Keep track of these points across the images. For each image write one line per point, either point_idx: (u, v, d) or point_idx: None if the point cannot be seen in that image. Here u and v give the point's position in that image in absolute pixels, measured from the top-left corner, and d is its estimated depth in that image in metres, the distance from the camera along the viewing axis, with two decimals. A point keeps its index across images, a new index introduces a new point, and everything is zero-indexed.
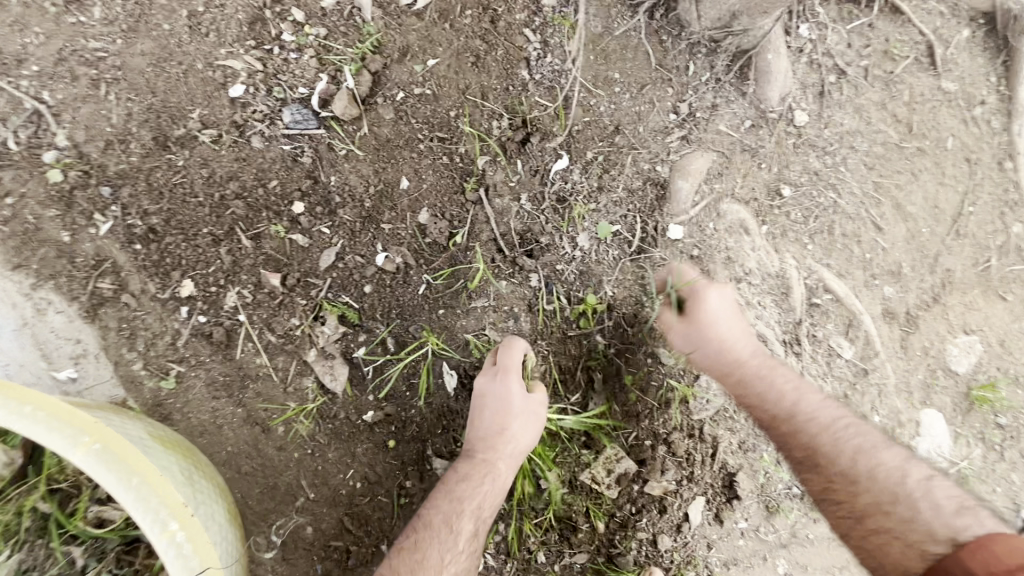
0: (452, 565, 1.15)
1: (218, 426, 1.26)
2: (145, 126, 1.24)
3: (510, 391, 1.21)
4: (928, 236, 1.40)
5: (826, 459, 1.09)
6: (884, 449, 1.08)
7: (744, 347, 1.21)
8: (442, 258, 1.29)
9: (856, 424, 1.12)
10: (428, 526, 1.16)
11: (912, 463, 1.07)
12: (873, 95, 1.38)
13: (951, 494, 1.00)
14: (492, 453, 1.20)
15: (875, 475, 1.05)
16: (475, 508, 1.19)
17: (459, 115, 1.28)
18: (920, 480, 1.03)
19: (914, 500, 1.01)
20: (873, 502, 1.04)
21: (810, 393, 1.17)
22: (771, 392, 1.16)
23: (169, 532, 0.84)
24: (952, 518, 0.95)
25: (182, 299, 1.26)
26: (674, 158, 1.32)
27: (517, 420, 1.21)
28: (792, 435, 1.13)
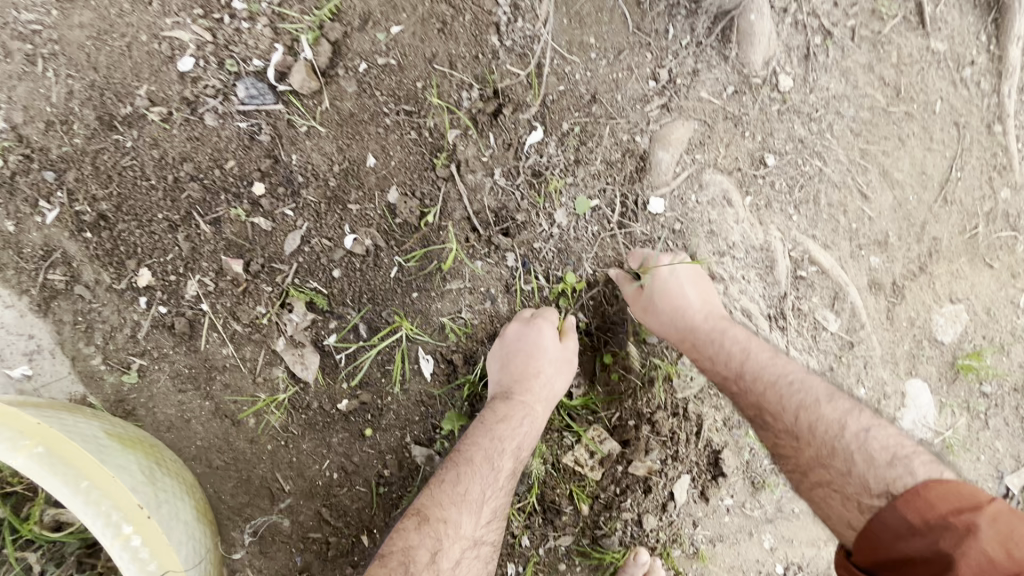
0: (491, 502, 1.14)
1: (186, 420, 1.21)
2: (88, 105, 1.15)
3: (547, 333, 1.19)
4: (915, 204, 1.36)
5: (772, 416, 1.07)
6: (827, 402, 1.04)
7: (693, 310, 1.19)
8: (414, 239, 1.23)
9: (801, 379, 1.09)
10: (469, 462, 1.12)
11: (852, 415, 1.02)
12: (859, 57, 1.32)
13: (887, 444, 0.97)
14: (530, 393, 1.17)
15: (816, 432, 1.02)
16: (515, 447, 1.16)
17: (426, 86, 1.21)
18: (857, 433, 0.99)
19: (851, 454, 0.98)
20: (815, 458, 1.01)
21: (758, 350, 1.15)
22: (721, 353, 1.15)
23: (123, 536, 0.80)
24: (884, 470, 0.93)
25: (140, 289, 1.19)
26: (653, 128, 1.27)
27: (554, 362, 1.19)
28: (740, 393, 1.12)
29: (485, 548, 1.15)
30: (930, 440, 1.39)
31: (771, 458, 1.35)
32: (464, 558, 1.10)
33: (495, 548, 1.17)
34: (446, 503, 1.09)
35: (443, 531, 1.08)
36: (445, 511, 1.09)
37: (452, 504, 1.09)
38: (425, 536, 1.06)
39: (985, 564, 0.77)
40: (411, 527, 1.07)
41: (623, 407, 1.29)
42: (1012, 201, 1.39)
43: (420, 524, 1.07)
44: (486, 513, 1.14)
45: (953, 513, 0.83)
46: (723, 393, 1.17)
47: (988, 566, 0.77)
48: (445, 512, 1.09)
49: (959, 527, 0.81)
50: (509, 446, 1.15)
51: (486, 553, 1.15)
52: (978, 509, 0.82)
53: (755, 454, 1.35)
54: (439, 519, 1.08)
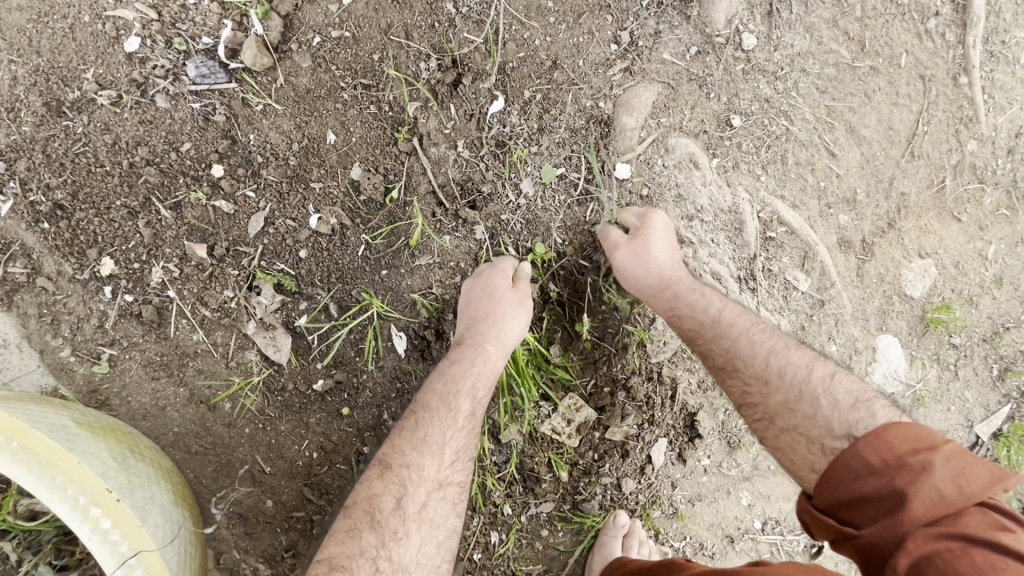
0: (453, 444, 1.12)
1: (161, 408, 1.21)
2: (34, 91, 1.12)
3: (498, 280, 1.18)
4: (882, 160, 1.36)
5: (742, 362, 1.08)
6: (795, 350, 1.06)
7: (674, 266, 1.19)
8: (380, 216, 1.22)
9: (771, 329, 1.11)
10: (425, 408, 1.12)
11: (819, 361, 1.04)
12: (823, 12, 1.31)
13: (852, 388, 0.97)
14: (480, 335, 1.15)
15: (784, 375, 1.02)
16: (471, 388, 1.13)
17: (383, 59, 1.19)
18: (824, 376, 1.00)
19: (816, 396, 0.98)
20: (781, 402, 1.01)
21: (735, 306, 1.17)
22: (699, 303, 1.16)
23: (92, 519, 0.81)
24: (848, 412, 0.93)
25: (103, 279, 1.18)
26: (617, 92, 1.25)
27: (504, 303, 1.16)
28: (714, 342, 1.12)
29: (453, 491, 1.12)
30: (900, 392, 1.42)
31: None
32: (431, 501, 1.09)
33: (464, 491, 1.14)
34: (408, 448, 1.09)
35: (406, 477, 1.07)
36: (407, 457, 1.09)
37: (414, 450, 1.09)
38: (387, 482, 1.06)
39: (936, 501, 0.77)
40: (374, 475, 1.07)
41: (598, 374, 1.30)
42: (979, 153, 1.39)
43: (383, 472, 1.07)
44: (449, 455, 1.12)
45: (910, 453, 0.81)
46: (692, 343, 1.16)
47: (939, 502, 0.77)
48: (407, 457, 1.09)
49: (915, 464, 0.80)
50: (463, 387, 1.13)
51: (454, 495, 1.12)
52: (933, 449, 0.80)
53: (731, 414, 1.36)
54: (401, 465, 1.08)
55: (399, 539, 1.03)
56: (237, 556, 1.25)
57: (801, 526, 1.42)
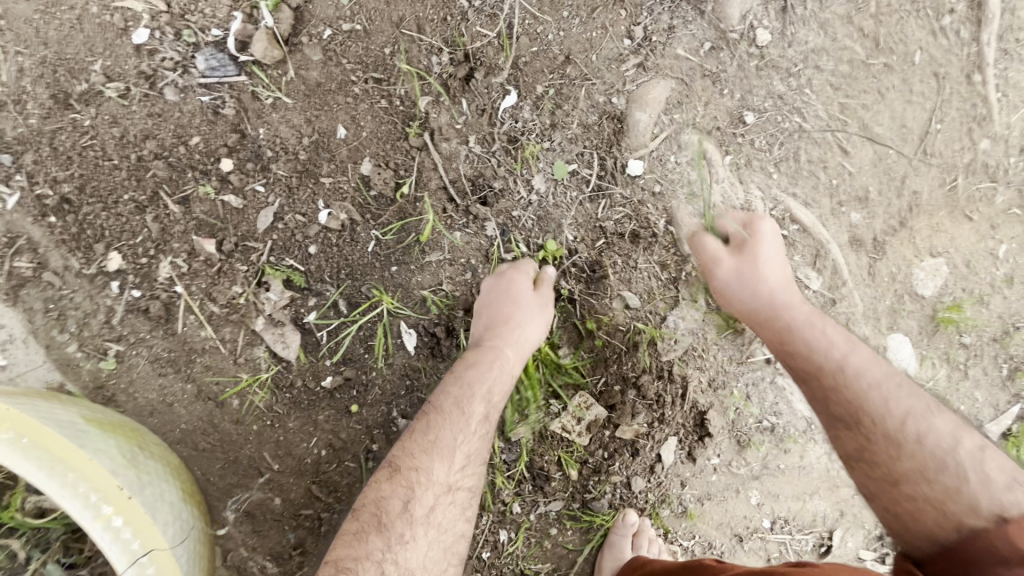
0: (464, 447, 1.12)
1: (168, 404, 1.20)
2: (41, 83, 1.11)
3: (519, 283, 1.19)
4: (895, 158, 1.36)
5: (870, 417, 1.01)
6: (935, 414, 1.00)
7: (784, 292, 1.16)
8: (391, 212, 1.21)
9: (908, 385, 1.04)
10: (439, 411, 1.11)
11: (964, 430, 0.98)
12: (838, 9, 1.30)
13: (1006, 470, 0.92)
14: (499, 338, 1.16)
15: (924, 440, 0.97)
16: (487, 392, 1.13)
17: (395, 52, 1.18)
18: (973, 451, 0.95)
19: (961, 469, 0.93)
20: (916, 469, 0.95)
21: (862, 351, 1.09)
22: (819, 343, 1.09)
23: (104, 517, 0.80)
24: (999, 493, 0.87)
25: (111, 274, 1.16)
26: (630, 88, 1.24)
27: (526, 308, 1.18)
28: (834, 390, 1.05)
29: (463, 495, 1.12)
30: None
31: (756, 416, 1.37)
32: (439, 505, 1.08)
33: (474, 495, 1.14)
34: (419, 452, 1.08)
35: (416, 480, 1.07)
36: (417, 460, 1.08)
37: (425, 453, 1.08)
38: (396, 485, 1.06)
39: None
40: (383, 478, 1.06)
41: (609, 372, 1.29)
42: (992, 151, 1.38)
43: (392, 474, 1.06)
44: (460, 459, 1.11)
45: None
46: (804, 384, 1.10)
47: None
48: (417, 460, 1.08)
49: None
50: (479, 391, 1.13)
51: (463, 500, 1.12)
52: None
53: (741, 413, 1.36)
54: (412, 468, 1.07)
55: (406, 542, 1.02)
56: (245, 554, 1.24)
57: (810, 526, 1.41)
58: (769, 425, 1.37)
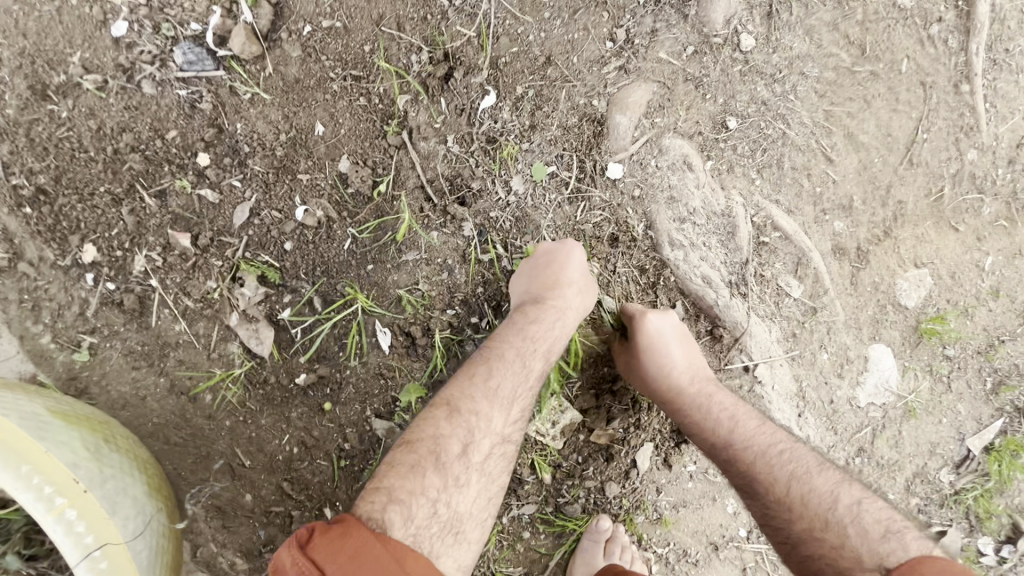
0: (522, 401, 1.11)
1: (141, 398, 1.20)
2: (19, 73, 1.11)
3: (579, 250, 1.19)
4: (879, 167, 1.34)
5: (762, 486, 1.06)
6: (817, 473, 1.05)
7: (680, 370, 1.18)
8: (367, 210, 1.20)
9: (790, 447, 1.09)
10: (501, 359, 1.09)
11: (843, 485, 1.03)
12: (824, 15, 1.29)
13: (881, 518, 0.97)
14: (562, 299, 1.15)
15: (808, 502, 1.01)
16: (546, 349, 1.14)
17: (374, 49, 1.17)
18: (851, 505, 0.99)
19: (843, 527, 0.97)
20: (806, 530, 1.00)
21: (748, 419, 1.14)
22: (711, 419, 1.14)
23: (57, 509, 0.80)
24: (877, 544, 0.93)
25: (85, 266, 1.16)
26: (612, 91, 1.23)
27: (583, 276, 1.18)
28: (732, 462, 1.10)
29: (512, 448, 1.10)
30: (891, 403, 1.40)
31: None
32: (492, 454, 1.06)
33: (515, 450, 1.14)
34: (480, 396, 1.06)
35: (475, 424, 1.04)
36: (478, 404, 1.05)
37: (487, 399, 1.06)
38: (455, 425, 1.02)
39: None
40: (442, 417, 1.02)
41: (585, 376, 1.29)
42: (979, 162, 1.37)
43: (451, 415, 1.03)
44: (516, 411, 1.10)
45: None
46: (711, 458, 1.15)
47: None
48: (478, 404, 1.05)
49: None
50: (541, 346, 1.13)
51: (511, 453, 1.10)
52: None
53: None
54: (471, 411, 1.04)
55: (461, 486, 1.01)
56: (215, 549, 1.24)
57: None
58: None
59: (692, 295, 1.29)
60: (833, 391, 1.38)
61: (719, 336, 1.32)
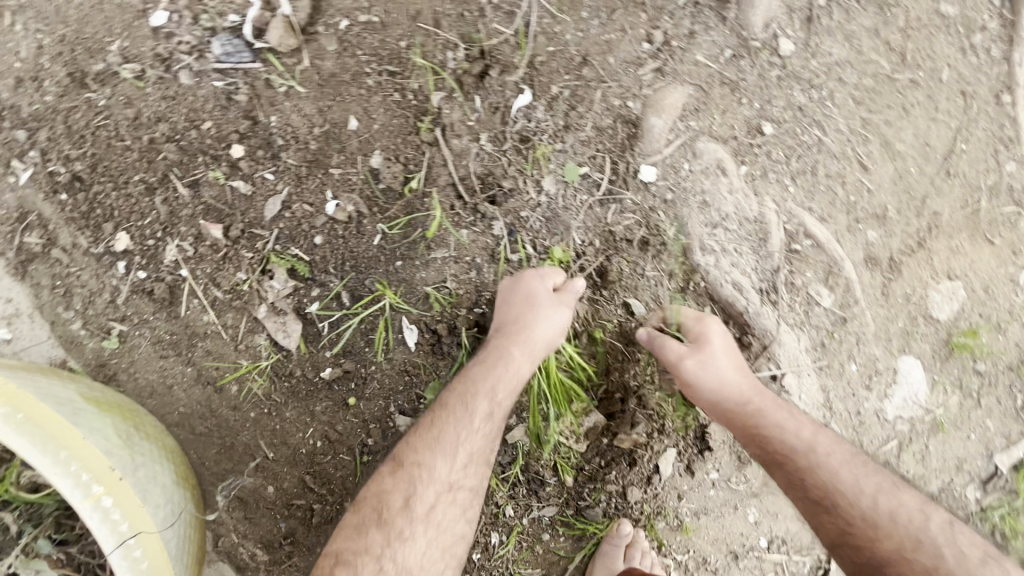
0: (467, 447, 1.10)
1: (167, 386, 1.20)
2: (59, 61, 1.12)
3: (535, 284, 1.16)
4: (916, 177, 1.32)
5: (848, 499, 1.06)
6: (901, 491, 1.08)
7: (753, 377, 1.18)
8: (398, 206, 1.20)
9: (871, 465, 1.12)
10: (444, 406, 1.10)
11: (926, 505, 1.07)
12: (864, 21, 1.27)
13: (971, 541, 1.02)
14: (507, 338, 1.12)
15: (897, 519, 1.04)
16: (490, 389, 1.10)
17: (411, 46, 1.17)
18: (940, 525, 1.04)
19: (937, 547, 1.01)
20: (897, 549, 1.01)
21: (827, 433, 1.15)
22: (792, 427, 1.13)
23: (93, 497, 0.80)
24: (978, 568, 0.98)
25: (118, 254, 1.17)
26: (647, 92, 1.22)
27: (536, 308, 1.14)
28: (813, 472, 1.09)
29: (464, 494, 1.10)
30: (918, 416, 1.37)
31: None
32: (439, 503, 1.08)
33: (476, 496, 1.12)
34: (421, 448, 1.08)
35: (417, 475, 1.07)
36: (419, 455, 1.08)
37: (427, 449, 1.08)
38: (398, 480, 1.07)
39: None
40: (387, 472, 1.09)
41: (611, 380, 1.28)
42: (1018, 175, 1.34)
43: (395, 469, 1.08)
44: (462, 457, 1.09)
45: None
46: (780, 467, 1.12)
47: None
48: (420, 456, 1.08)
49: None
50: (483, 387, 1.10)
51: (465, 499, 1.10)
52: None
53: None
54: (413, 463, 1.08)
55: (406, 539, 1.04)
56: (236, 540, 1.24)
57: (808, 547, 1.38)
58: None
59: (722, 301, 1.28)
60: (860, 403, 1.36)
61: (747, 344, 1.30)
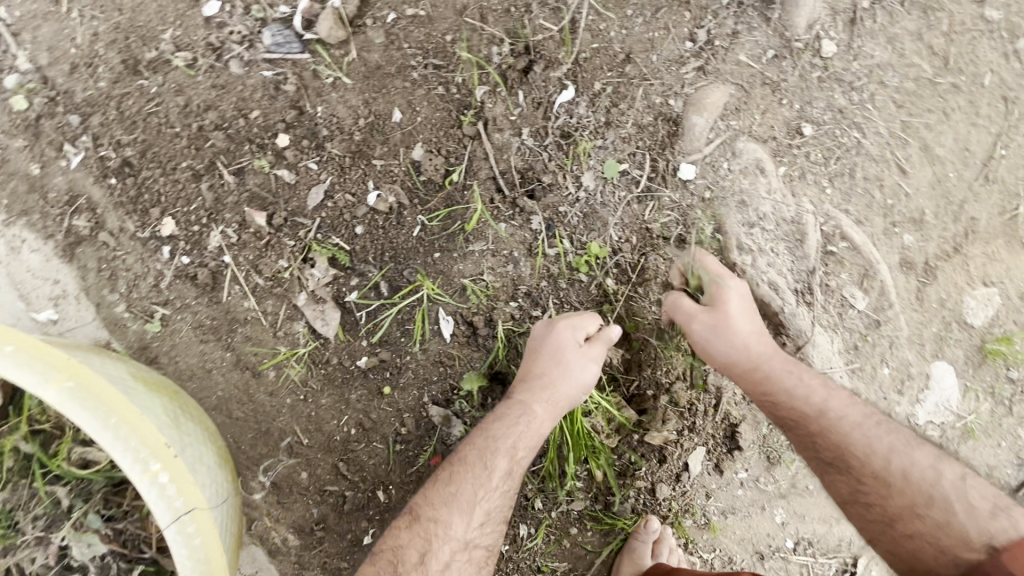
0: (484, 504, 1.10)
1: (207, 370, 1.22)
2: (113, 48, 1.15)
3: (563, 338, 1.15)
4: (954, 181, 1.32)
5: (857, 459, 1.06)
6: (917, 449, 1.06)
7: (762, 339, 1.15)
8: (438, 198, 1.21)
9: (886, 423, 1.10)
10: (462, 461, 1.11)
11: (944, 462, 1.04)
12: (908, 24, 1.27)
13: (987, 495, 0.98)
14: (529, 396, 1.13)
15: (909, 476, 1.02)
16: (510, 448, 1.12)
17: (456, 40, 1.19)
18: (955, 481, 1.01)
19: (949, 503, 0.98)
20: (907, 507, 1.01)
21: (840, 393, 1.14)
22: (801, 388, 1.13)
23: (151, 472, 0.81)
24: (988, 521, 0.93)
25: (163, 239, 1.19)
26: (688, 91, 1.22)
27: (561, 366, 1.13)
28: (822, 435, 1.10)
29: (480, 552, 1.10)
30: (949, 422, 1.36)
31: None
32: (455, 561, 1.07)
33: (492, 554, 1.12)
34: (439, 503, 1.09)
35: (434, 531, 1.07)
36: (437, 510, 1.08)
37: (445, 505, 1.09)
38: (414, 535, 1.07)
39: None
40: (403, 525, 1.08)
41: (644, 377, 1.28)
42: None
43: (411, 523, 1.08)
44: (479, 515, 1.10)
45: None
46: (794, 431, 1.13)
47: None
48: (437, 511, 1.08)
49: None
50: (503, 445, 1.11)
51: (480, 558, 1.10)
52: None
53: (774, 429, 1.33)
54: (431, 518, 1.08)
55: None
56: (268, 524, 1.26)
57: (834, 550, 1.38)
58: None
59: (757, 301, 1.28)
60: (892, 407, 1.35)
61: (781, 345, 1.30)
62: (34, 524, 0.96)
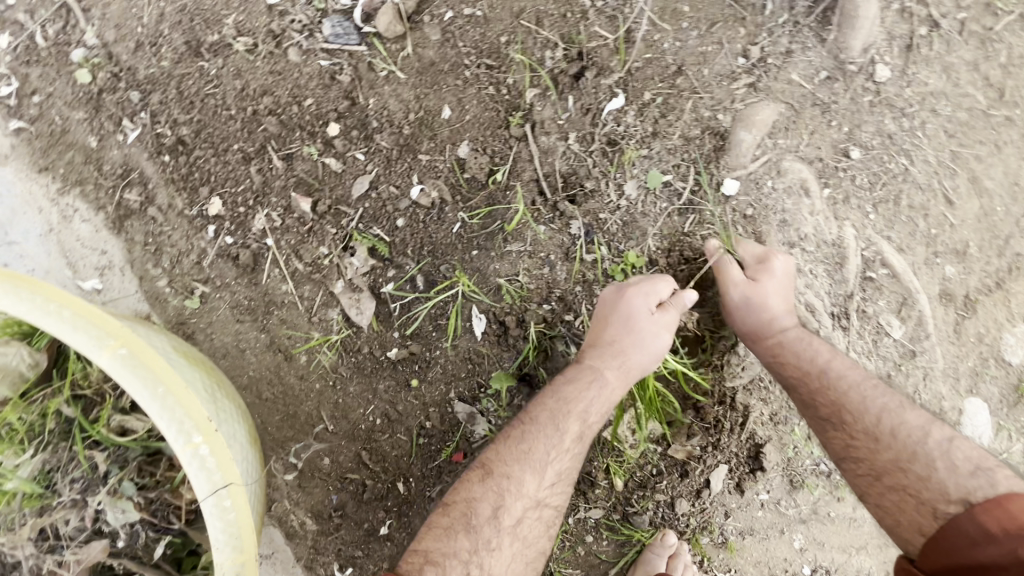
0: (556, 465, 1.11)
1: (240, 350, 1.24)
2: (178, 29, 1.18)
3: (637, 304, 1.13)
4: (1002, 216, 1.29)
5: (851, 415, 1.08)
6: (910, 409, 1.06)
7: (786, 311, 1.16)
8: (480, 197, 1.22)
9: (883, 385, 1.10)
10: (534, 421, 1.11)
11: (935, 424, 1.03)
12: (965, 53, 1.26)
13: (971, 455, 0.97)
14: (600, 361, 1.12)
15: (897, 433, 1.03)
16: (582, 410, 1.11)
17: (510, 42, 1.20)
18: (941, 441, 1.00)
19: (931, 459, 0.99)
20: (892, 461, 1.02)
21: (843, 357, 1.15)
22: (808, 352, 1.14)
23: (192, 445, 0.83)
24: (966, 479, 0.94)
25: (209, 218, 1.22)
26: (738, 107, 1.22)
27: (636, 331, 1.12)
28: (821, 392, 1.11)
29: (550, 511, 1.11)
30: None
31: (814, 458, 1.31)
32: (526, 518, 1.08)
33: (559, 514, 1.13)
34: (511, 459, 1.09)
35: (507, 488, 1.07)
36: (509, 468, 1.08)
37: (518, 462, 1.09)
38: (487, 489, 1.07)
39: None
40: (475, 479, 1.08)
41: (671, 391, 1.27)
42: None
43: (484, 477, 1.08)
44: (551, 476, 1.11)
45: None
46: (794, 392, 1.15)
47: None
48: (510, 468, 1.08)
49: None
50: (575, 408, 1.11)
51: (549, 516, 1.11)
52: None
53: (799, 453, 1.31)
54: (502, 474, 1.08)
55: (492, 549, 1.04)
56: (288, 506, 1.27)
57: None
58: (826, 469, 1.31)
59: None
60: None
61: None
62: (72, 485, 0.98)
